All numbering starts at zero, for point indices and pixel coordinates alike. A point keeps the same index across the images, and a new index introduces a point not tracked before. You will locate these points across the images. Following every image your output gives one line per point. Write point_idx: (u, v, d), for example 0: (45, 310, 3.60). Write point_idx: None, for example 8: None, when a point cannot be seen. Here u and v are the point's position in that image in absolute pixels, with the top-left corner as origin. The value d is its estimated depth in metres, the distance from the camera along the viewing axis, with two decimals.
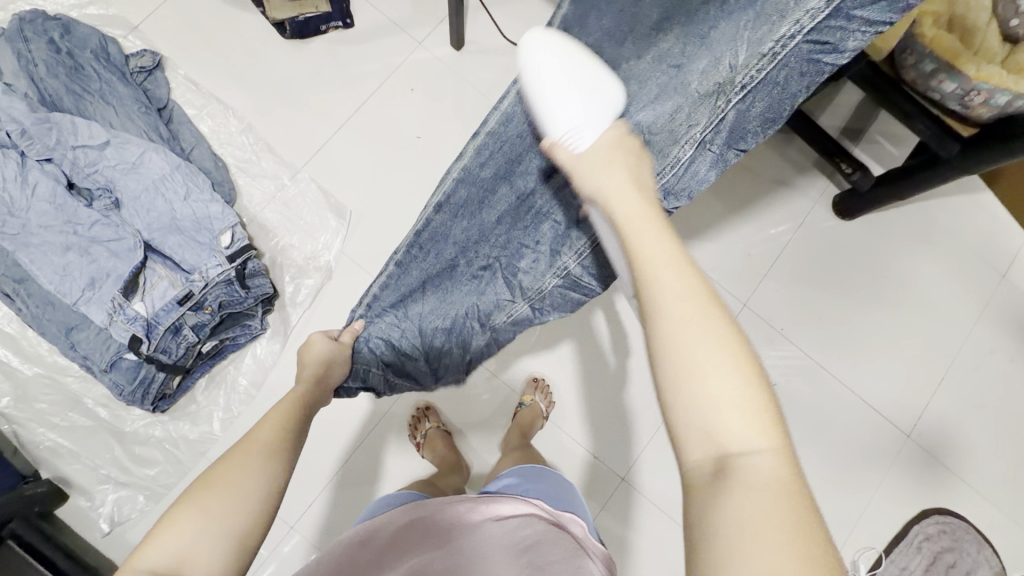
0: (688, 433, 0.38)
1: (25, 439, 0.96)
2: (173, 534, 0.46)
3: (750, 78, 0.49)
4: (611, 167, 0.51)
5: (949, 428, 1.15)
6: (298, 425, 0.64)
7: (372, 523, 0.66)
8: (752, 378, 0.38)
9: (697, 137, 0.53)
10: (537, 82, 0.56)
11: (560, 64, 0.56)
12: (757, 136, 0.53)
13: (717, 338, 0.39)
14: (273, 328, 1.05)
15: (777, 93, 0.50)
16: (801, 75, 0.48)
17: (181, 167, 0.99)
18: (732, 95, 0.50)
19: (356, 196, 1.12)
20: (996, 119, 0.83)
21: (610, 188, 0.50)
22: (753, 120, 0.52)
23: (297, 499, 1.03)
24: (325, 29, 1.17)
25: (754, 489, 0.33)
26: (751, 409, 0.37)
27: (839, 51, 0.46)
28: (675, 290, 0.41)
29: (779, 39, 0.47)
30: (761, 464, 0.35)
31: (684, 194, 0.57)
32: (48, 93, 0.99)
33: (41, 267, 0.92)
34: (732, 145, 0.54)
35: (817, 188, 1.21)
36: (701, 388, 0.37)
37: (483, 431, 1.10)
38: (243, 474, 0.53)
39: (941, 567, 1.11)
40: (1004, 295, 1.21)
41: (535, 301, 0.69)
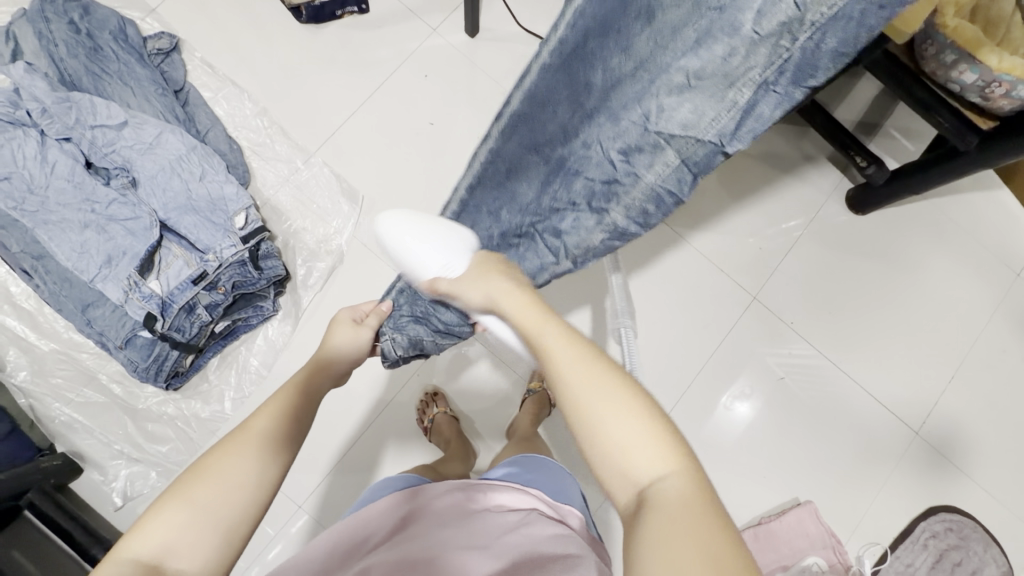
0: (611, 479, 0.42)
1: (41, 413, 0.98)
2: (162, 526, 0.46)
3: (820, 14, 0.37)
4: (484, 278, 0.58)
5: (958, 425, 1.14)
6: (299, 414, 0.63)
7: (380, 504, 0.67)
8: (647, 411, 0.43)
9: (755, 80, 0.42)
10: (394, 248, 0.66)
11: (400, 231, 0.66)
12: (830, 71, 0.40)
13: (611, 387, 0.44)
14: (285, 310, 1.07)
15: (855, 26, 0.37)
16: (883, 6, 0.36)
17: (197, 148, 1.00)
18: (798, 35, 0.39)
19: (368, 181, 1.13)
20: (1015, 112, 0.82)
21: (495, 290, 0.57)
22: (825, 56, 0.39)
23: (305, 479, 1.05)
24: (340, 14, 1.17)
25: (663, 513, 0.37)
26: (650, 440, 0.42)
27: None
28: (570, 363, 0.46)
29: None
30: (669, 487, 0.39)
31: (747, 136, 0.46)
32: (68, 73, 1.00)
33: (59, 244, 0.94)
34: (801, 83, 0.42)
35: (831, 182, 1.20)
36: (605, 436, 0.42)
37: (489, 417, 1.11)
38: (234, 464, 0.52)
39: (947, 564, 1.10)
40: (1018, 294, 1.19)
41: (578, 257, 0.66)
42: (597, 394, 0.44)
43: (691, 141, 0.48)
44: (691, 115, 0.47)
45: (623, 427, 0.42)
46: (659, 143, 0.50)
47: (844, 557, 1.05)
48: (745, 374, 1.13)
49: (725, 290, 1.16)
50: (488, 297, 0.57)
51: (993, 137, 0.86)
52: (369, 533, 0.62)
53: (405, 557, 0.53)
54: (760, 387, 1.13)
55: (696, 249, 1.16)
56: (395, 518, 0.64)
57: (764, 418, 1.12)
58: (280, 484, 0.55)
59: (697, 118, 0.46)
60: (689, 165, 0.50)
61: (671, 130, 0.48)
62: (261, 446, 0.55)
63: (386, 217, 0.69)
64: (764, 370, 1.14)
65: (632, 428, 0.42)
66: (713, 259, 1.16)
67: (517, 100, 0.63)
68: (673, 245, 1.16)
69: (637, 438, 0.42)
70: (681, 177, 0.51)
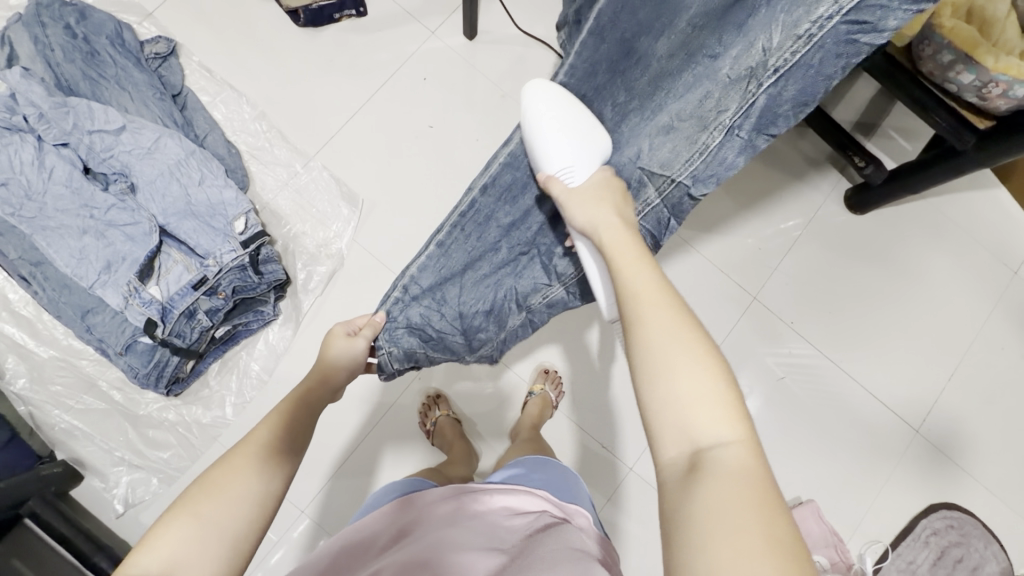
0: (665, 433, 0.41)
1: (41, 420, 0.97)
2: (167, 541, 0.46)
3: (783, 61, 0.52)
4: (596, 204, 0.58)
5: (957, 423, 1.15)
6: (299, 423, 0.63)
7: (381, 512, 0.66)
8: (721, 378, 0.42)
9: (725, 123, 0.57)
10: (532, 122, 0.63)
11: (551, 109, 0.62)
12: (788, 121, 0.56)
13: (689, 343, 0.43)
14: (285, 314, 1.06)
15: (811, 76, 0.52)
16: (837, 56, 0.51)
17: (196, 152, 1.00)
18: (763, 80, 0.54)
19: (367, 185, 1.12)
20: (1012, 111, 0.82)
21: (600, 220, 0.57)
22: (785, 103, 0.55)
23: (307, 484, 1.04)
24: (339, 17, 1.17)
25: (723, 477, 0.36)
26: (719, 403, 0.40)
27: (877, 30, 0.48)
28: (655, 306, 0.46)
29: (816, 21, 0.49)
30: (728, 454, 0.38)
31: (710, 181, 0.61)
32: (65, 78, 1.00)
33: (58, 250, 0.93)
34: (763, 131, 0.57)
35: (828, 182, 1.21)
36: (676, 385, 0.41)
37: (491, 420, 1.11)
38: (236, 477, 0.52)
39: (948, 561, 1.10)
40: (1015, 292, 1.20)
41: (569, 284, 0.72)
42: (672, 341, 0.43)
43: (669, 180, 0.61)
44: (670, 155, 0.60)
45: (696, 384, 0.41)
46: (645, 179, 0.62)
47: (847, 556, 1.06)
48: (746, 374, 1.14)
49: (725, 291, 1.16)
50: (591, 223, 0.57)
51: (991, 136, 0.87)
52: (375, 539, 0.61)
53: (413, 559, 0.53)
54: (761, 385, 1.14)
55: (695, 251, 1.16)
56: (399, 523, 0.63)
57: (766, 418, 1.13)
58: (283, 493, 0.55)
59: (674, 158, 0.60)
60: (668, 205, 0.63)
61: (653, 166, 0.61)
62: (265, 456, 0.55)
63: (538, 82, 0.64)
64: (764, 369, 1.14)
65: (700, 384, 0.41)
66: (712, 260, 1.17)
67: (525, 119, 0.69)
68: (673, 246, 1.16)
69: (704, 396, 0.41)
70: (659, 217, 0.64)
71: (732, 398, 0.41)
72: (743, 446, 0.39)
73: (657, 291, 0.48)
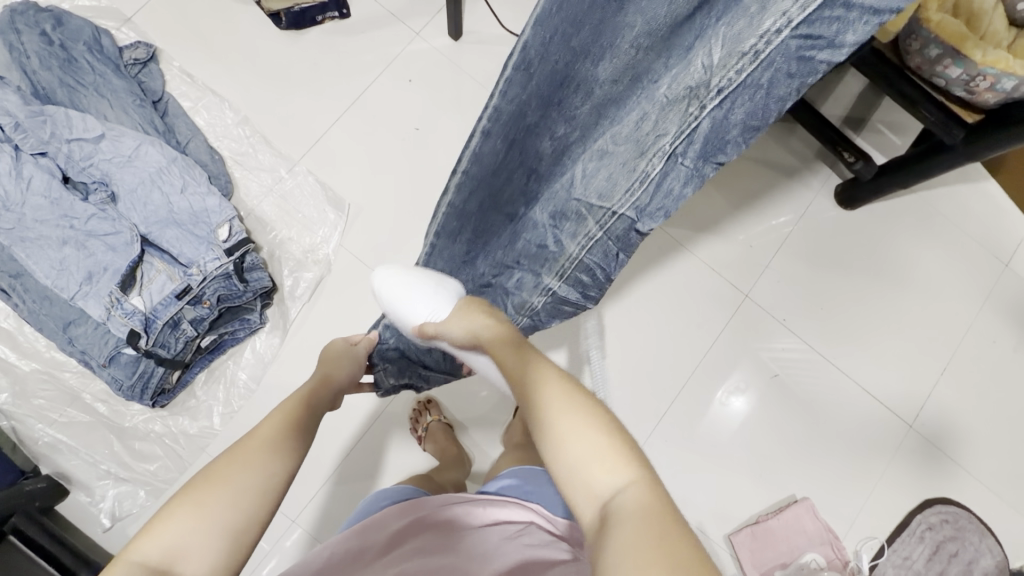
0: (574, 494, 0.43)
1: (24, 435, 0.96)
2: (169, 528, 0.44)
3: (726, 81, 0.40)
4: (469, 313, 0.59)
5: (950, 418, 1.15)
6: (304, 421, 0.61)
7: (385, 513, 0.66)
8: (609, 429, 0.45)
9: (665, 150, 0.44)
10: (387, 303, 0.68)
11: (394, 281, 0.68)
12: (738, 149, 0.42)
13: (575, 405, 0.47)
14: (272, 322, 1.05)
15: (760, 97, 0.39)
16: (789, 76, 0.38)
17: (177, 160, 0.98)
18: (705, 101, 0.41)
19: (354, 189, 1.11)
20: (1000, 105, 0.82)
21: (478, 327, 0.58)
22: (732, 128, 0.41)
23: (297, 493, 1.03)
24: (322, 20, 1.15)
25: (622, 521, 0.38)
26: (610, 453, 0.43)
27: (834, 46, 0.36)
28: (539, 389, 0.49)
29: (763, 35, 0.38)
30: (627, 497, 0.40)
31: (659, 215, 0.47)
32: (42, 86, 0.98)
33: (37, 262, 0.92)
34: (709, 159, 0.43)
35: (819, 177, 1.20)
36: (570, 449, 0.44)
37: (483, 425, 1.10)
38: (243, 469, 0.50)
39: (944, 556, 1.10)
40: (1006, 285, 1.20)
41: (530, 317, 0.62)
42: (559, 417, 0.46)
43: (608, 212, 0.49)
44: (607, 184, 0.49)
45: (582, 441, 0.44)
46: (583, 213, 0.52)
47: (843, 554, 1.06)
48: (740, 371, 1.13)
49: (717, 290, 1.15)
50: (473, 335, 0.58)
51: (979, 131, 0.86)
52: (377, 532, 0.62)
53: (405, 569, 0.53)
54: (754, 383, 1.13)
55: (687, 250, 1.16)
56: (409, 518, 0.63)
57: (759, 417, 1.12)
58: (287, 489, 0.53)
59: (611, 186, 0.48)
60: (612, 238, 0.51)
61: (591, 197, 0.50)
62: (270, 451, 0.53)
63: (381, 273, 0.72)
64: (758, 366, 1.13)
65: (591, 442, 0.44)
66: (704, 259, 1.16)
67: (466, 160, 0.65)
68: (665, 246, 1.15)
69: (596, 451, 0.43)
70: (605, 251, 0.51)
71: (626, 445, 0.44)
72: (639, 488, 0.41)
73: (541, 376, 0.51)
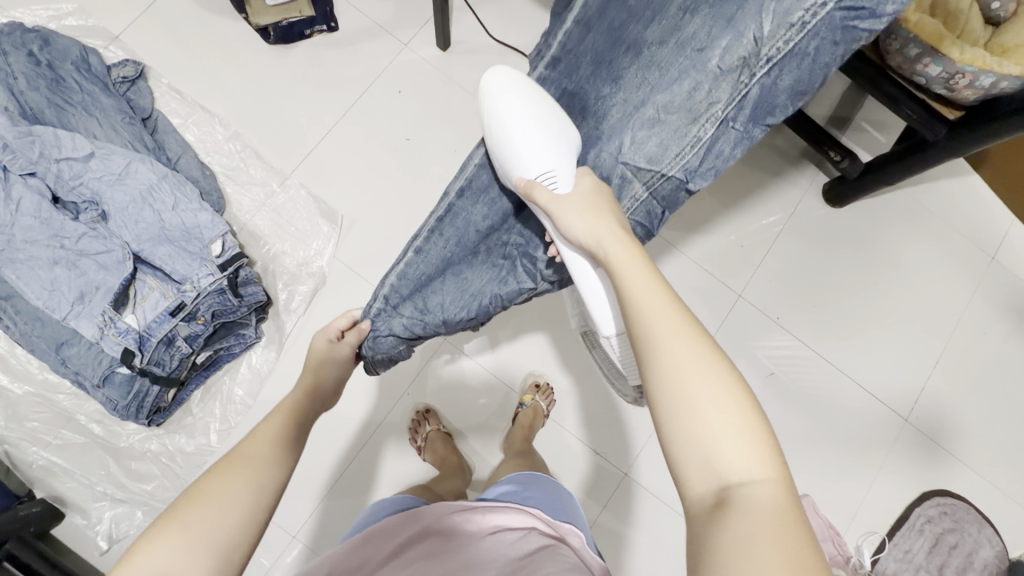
0: (688, 460, 0.40)
1: (18, 459, 0.95)
2: (156, 551, 0.42)
3: (777, 49, 0.52)
4: (596, 216, 0.55)
5: (945, 410, 1.16)
6: (288, 431, 0.60)
7: (388, 522, 0.64)
8: (743, 401, 0.41)
9: (718, 115, 0.56)
10: (496, 125, 0.61)
11: (515, 112, 0.60)
12: (784, 110, 0.55)
13: (706, 363, 0.43)
14: (268, 337, 1.04)
15: (808, 64, 0.52)
16: (835, 42, 0.51)
17: (168, 176, 0.98)
18: (756, 69, 0.54)
19: (346, 201, 1.11)
20: (981, 101, 0.84)
21: (604, 232, 0.54)
22: (782, 92, 0.54)
23: (297, 508, 1.02)
24: (310, 34, 1.16)
25: (755, 516, 0.36)
26: (742, 431, 0.40)
27: (874, 16, 0.49)
28: (669, 330, 0.45)
29: (809, 8, 0.50)
30: (760, 491, 0.38)
31: (708, 174, 0.60)
32: (29, 107, 0.97)
33: (28, 282, 0.91)
34: (758, 121, 0.56)
35: (806, 177, 1.22)
36: (696, 413, 0.41)
37: (483, 433, 1.10)
38: (229, 485, 0.49)
39: (943, 548, 1.11)
40: (994, 277, 1.22)
41: (553, 282, 0.71)
42: (694, 369, 0.42)
43: (657, 174, 0.60)
44: (658, 149, 0.59)
45: (714, 408, 0.41)
46: (629, 176, 0.61)
47: (844, 549, 1.06)
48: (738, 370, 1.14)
49: (710, 290, 1.16)
50: (594, 237, 0.54)
51: (961, 125, 0.88)
52: (381, 545, 0.60)
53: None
54: (751, 381, 1.14)
55: (680, 251, 1.17)
56: (411, 529, 0.62)
57: None
58: (276, 501, 0.52)
59: (663, 151, 0.59)
60: (657, 197, 0.62)
61: (641, 159, 0.60)
62: (257, 465, 0.52)
63: (506, 80, 0.62)
64: (755, 364, 1.14)
65: (724, 412, 0.41)
66: (696, 260, 1.17)
67: None
68: (658, 250, 1.16)
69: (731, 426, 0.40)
70: (650, 210, 0.63)
71: (759, 423, 0.41)
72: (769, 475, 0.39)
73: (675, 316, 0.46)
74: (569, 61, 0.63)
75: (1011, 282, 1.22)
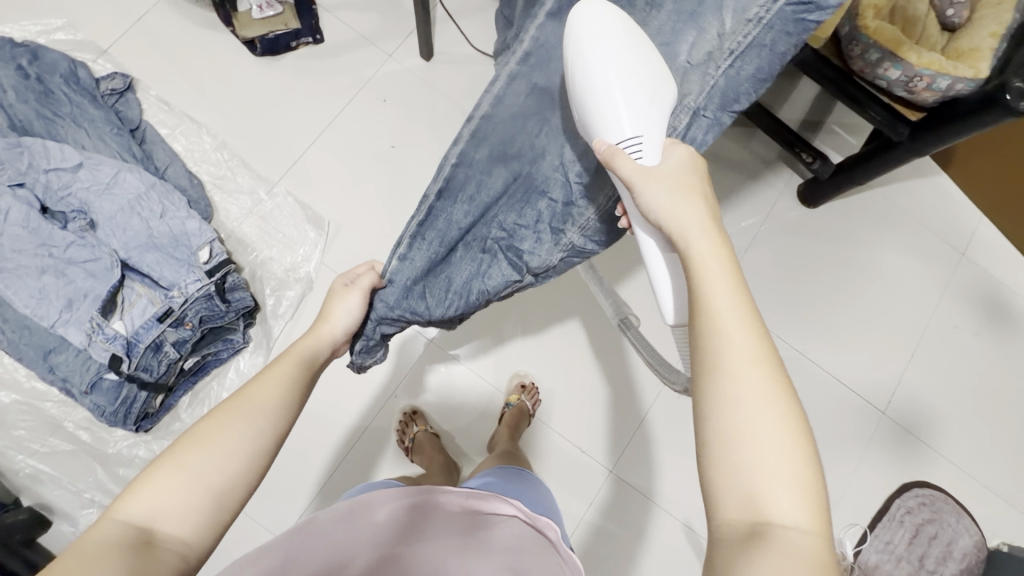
0: (729, 493, 0.39)
1: (5, 467, 0.95)
2: (156, 488, 0.44)
3: (737, 44, 0.48)
4: (680, 200, 0.48)
5: (921, 404, 1.19)
6: (298, 377, 0.58)
7: (372, 498, 0.64)
8: (800, 443, 0.39)
9: (690, 106, 0.52)
10: (587, 65, 0.48)
11: (612, 50, 0.47)
12: (752, 97, 0.51)
13: (767, 398, 0.40)
14: (256, 341, 1.06)
15: (766, 55, 0.48)
16: (788, 35, 0.47)
17: (156, 185, 1.00)
18: (720, 63, 0.49)
19: (333, 207, 1.13)
20: (939, 103, 0.87)
21: (687, 222, 0.47)
22: (745, 81, 0.50)
23: (286, 511, 1.03)
24: (296, 46, 1.19)
25: (789, 558, 0.35)
26: (794, 474, 0.38)
27: (821, 8, 0.45)
28: (740, 356, 0.41)
29: (763, 4, 0.46)
30: (799, 538, 0.37)
31: None
32: (19, 119, 0.99)
33: (17, 291, 0.93)
34: (728, 108, 0.52)
35: (782, 179, 1.25)
36: (746, 447, 0.39)
37: (470, 434, 1.11)
38: (229, 430, 0.49)
39: (923, 539, 1.13)
40: (965, 273, 1.25)
41: (540, 275, 0.65)
42: (762, 407, 0.40)
43: None
44: None
45: (770, 449, 0.39)
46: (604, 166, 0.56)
47: None
48: None
49: None
50: (672, 223, 0.47)
51: (924, 126, 0.91)
52: (367, 511, 0.62)
53: (382, 557, 0.54)
54: None
55: None
56: (399, 501, 0.64)
57: None
58: (276, 449, 0.52)
59: None
60: None
61: None
62: (258, 411, 0.51)
63: (598, 13, 0.48)
64: None
65: (780, 454, 0.38)
66: None
67: (485, 103, 0.60)
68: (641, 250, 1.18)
69: (788, 483, 0.38)
70: None
71: (810, 468, 0.39)
72: (816, 531, 0.37)
73: (760, 360, 0.41)
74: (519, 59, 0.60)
75: (982, 278, 1.26)
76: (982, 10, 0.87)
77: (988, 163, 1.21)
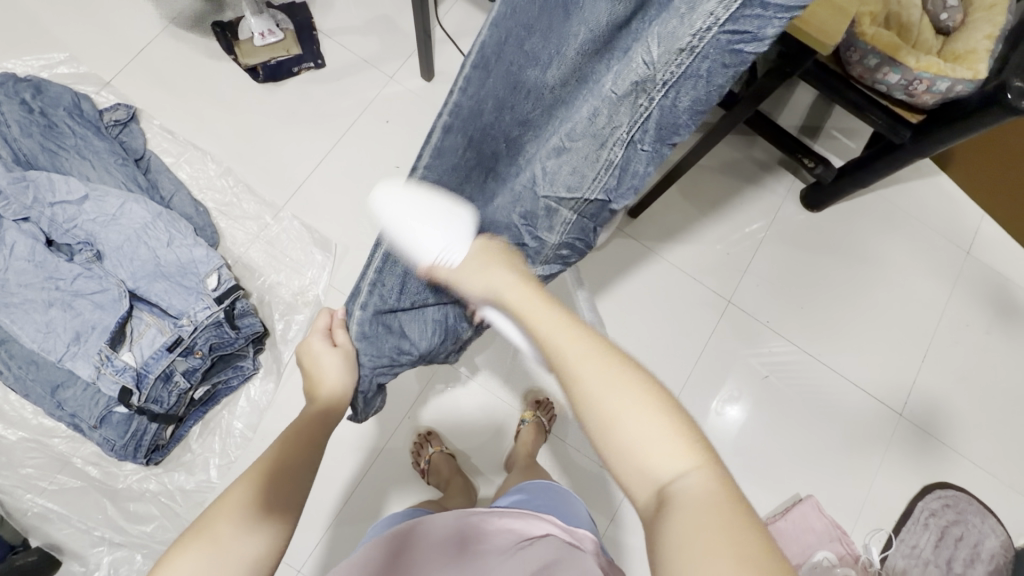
0: (627, 473, 0.40)
1: (12, 507, 0.93)
2: (187, 564, 0.45)
3: (670, 75, 0.48)
4: (487, 269, 0.59)
5: (937, 404, 1.18)
6: (307, 433, 0.62)
7: (396, 537, 0.64)
8: (662, 406, 0.42)
9: (624, 139, 0.53)
10: (391, 222, 0.64)
11: (401, 208, 0.64)
12: (690, 128, 0.51)
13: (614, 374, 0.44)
14: (266, 367, 1.04)
15: (703, 86, 0.47)
16: (724, 67, 0.46)
17: (162, 215, 0.99)
18: (653, 93, 0.50)
19: (340, 230, 1.13)
20: (939, 105, 0.89)
21: (497, 284, 0.57)
22: (683, 113, 0.50)
23: (302, 541, 1.00)
24: (298, 71, 1.20)
25: (686, 506, 0.36)
26: (667, 433, 0.40)
27: (758, 40, 0.43)
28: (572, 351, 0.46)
29: (696, 33, 0.45)
30: (691, 484, 0.37)
31: (630, 191, 0.58)
32: (23, 153, 0.99)
33: (23, 325, 0.91)
34: (665, 141, 0.53)
35: (784, 184, 1.26)
36: (619, 424, 0.41)
37: (487, 452, 1.10)
38: (248, 499, 0.51)
39: (950, 542, 1.11)
40: (971, 270, 1.26)
41: None
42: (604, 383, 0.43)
43: (581, 200, 0.60)
44: (574, 175, 0.58)
45: (633, 418, 0.41)
46: (552, 206, 0.61)
47: (852, 549, 1.07)
48: (733, 378, 1.16)
49: (701, 298, 1.19)
50: (489, 290, 0.58)
51: (924, 130, 0.93)
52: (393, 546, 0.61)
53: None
54: (748, 389, 1.16)
55: (663, 258, 1.20)
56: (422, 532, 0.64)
57: (755, 420, 1.14)
58: (295, 514, 0.54)
59: (578, 178, 0.58)
60: (586, 216, 0.62)
61: (561, 190, 0.60)
62: (275, 476, 0.54)
63: (383, 195, 0.66)
64: (749, 370, 1.16)
65: (642, 418, 0.41)
66: (685, 269, 1.20)
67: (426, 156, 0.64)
68: (641, 257, 1.19)
69: (659, 441, 0.40)
70: (582, 227, 0.63)
71: (678, 422, 0.41)
72: (701, 472, 0.38)
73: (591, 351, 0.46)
74: (467, 107, 0.60)
75: (988, 275, 1.26)
76: (975, 13, 0.89)
77: (984, 163, 1.23)
